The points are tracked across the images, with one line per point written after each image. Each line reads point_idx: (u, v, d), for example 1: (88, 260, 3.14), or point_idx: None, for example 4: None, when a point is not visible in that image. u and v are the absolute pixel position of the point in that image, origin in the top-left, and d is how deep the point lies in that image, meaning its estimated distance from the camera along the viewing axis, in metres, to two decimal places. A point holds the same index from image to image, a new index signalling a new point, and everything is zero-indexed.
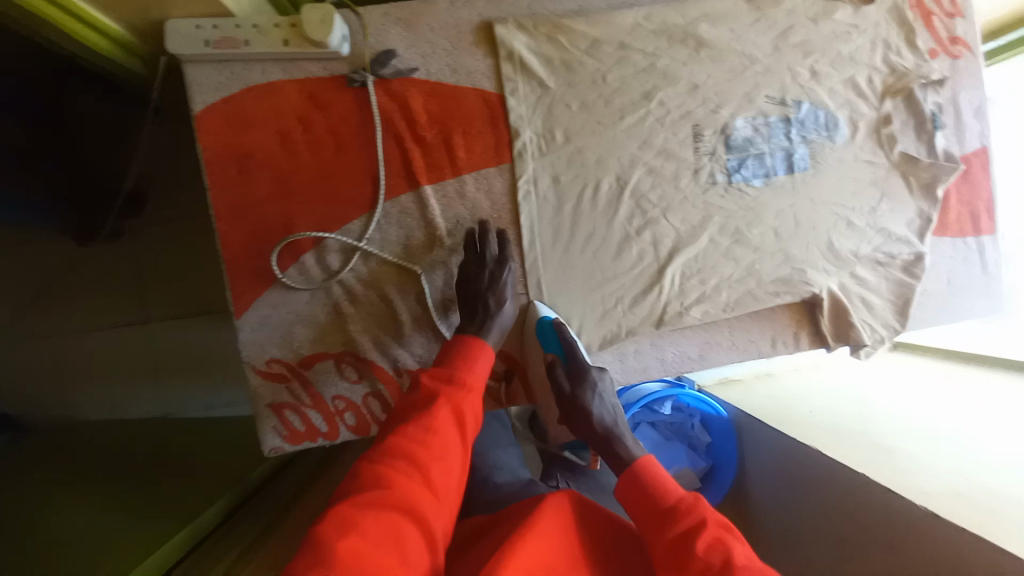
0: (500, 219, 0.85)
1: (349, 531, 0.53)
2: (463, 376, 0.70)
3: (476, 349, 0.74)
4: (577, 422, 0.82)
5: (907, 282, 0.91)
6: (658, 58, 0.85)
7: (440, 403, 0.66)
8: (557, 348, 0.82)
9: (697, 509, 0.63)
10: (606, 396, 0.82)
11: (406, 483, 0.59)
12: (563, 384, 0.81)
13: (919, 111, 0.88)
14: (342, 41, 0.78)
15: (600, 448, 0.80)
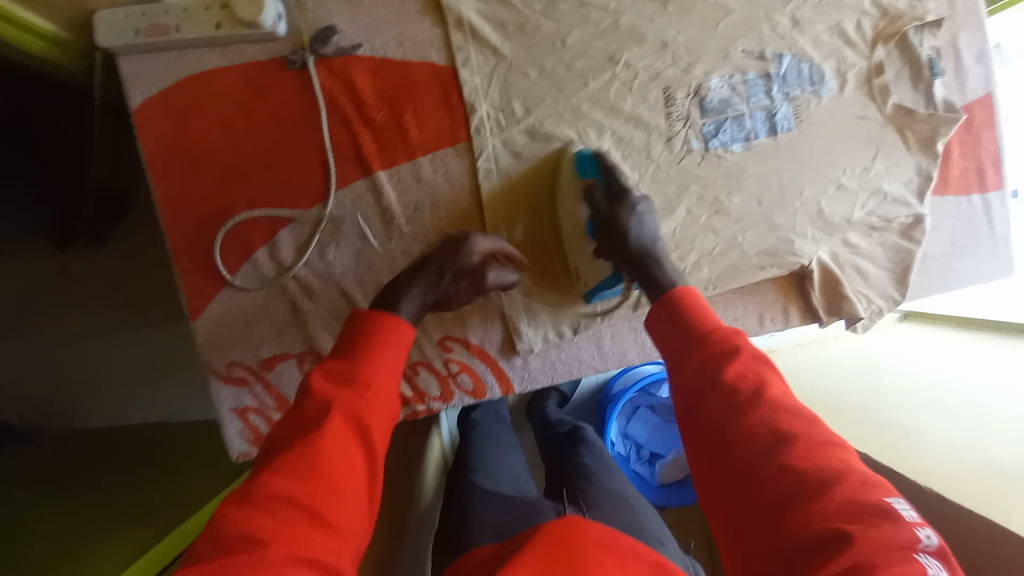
0: (461, 202, 0.80)
1: (253, 513, 0.42)
2: (381, 341, 0.56)
3: (384, 335, 0.56)
4: (609, 245, 0.72)
5: (905, 247, 0.84)
6: (622, 15, 0.77)
7: (342, 408, 0.49)
8: (595, 175, 0.75)
9: (759, 374, 0.52)
10: (647, 219, 0.72)
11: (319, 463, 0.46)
12: (598, 202, 0.73)
13: (915, 56, 0.80)
14: (277, 20, 0.72)
15: (639, 274, 0.69)
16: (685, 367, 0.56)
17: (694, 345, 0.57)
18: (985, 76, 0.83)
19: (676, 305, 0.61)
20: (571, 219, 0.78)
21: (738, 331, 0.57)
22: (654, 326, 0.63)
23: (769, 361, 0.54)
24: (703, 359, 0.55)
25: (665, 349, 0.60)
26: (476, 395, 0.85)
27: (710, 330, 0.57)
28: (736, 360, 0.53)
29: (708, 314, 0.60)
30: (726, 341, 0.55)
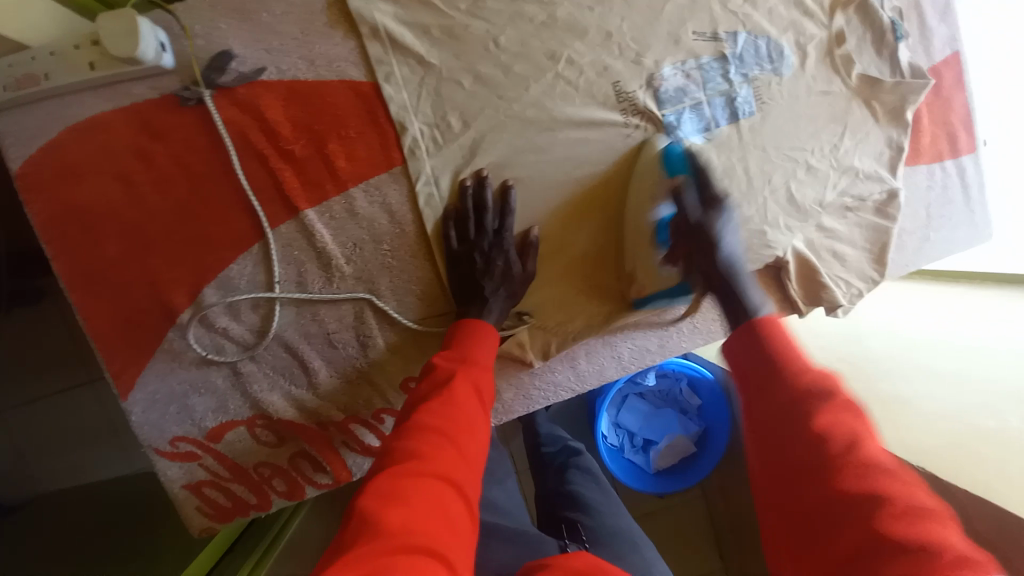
0: (404, 233, 0.72)
1: (393, 502, 0.50)
2: (470, 353, 0.68)
3: (477, 331, 0.71)
4: (700, 252, 0.73)
5: (882, 225, 0.80)
6: (558, 7, 0.70)
7: (460, 377, 0.64)
8: (684, 173, 0.70)
9: (850, 423, 0.52)
10: (730, 226, 0.73)
11: (436, 450, 0.56)
12: (690, 207, 0.71)
13: (876, 20, 0.74)
14: (160, 50, 0.62)
15: (717, 286, 0.74)
16: (771, 396, 0.59)
17: (783, 382, 0.59)
18: (949, 34, 0.78)
19: (763, 337, 0.65)
20: (637, 223, 0.73)
21: (834, 373, 0.58)
22: (739, 354, 0.67)
23: (864, 412, 0.54)
24: (787, 399, 0.57)
25: (748, 376, 0.64)
26: None
27: (800, 371, 0.59)
28: (826, 404, 0.54)
29: (796, 345, 0.62)
30: (815, 385, 0.56)
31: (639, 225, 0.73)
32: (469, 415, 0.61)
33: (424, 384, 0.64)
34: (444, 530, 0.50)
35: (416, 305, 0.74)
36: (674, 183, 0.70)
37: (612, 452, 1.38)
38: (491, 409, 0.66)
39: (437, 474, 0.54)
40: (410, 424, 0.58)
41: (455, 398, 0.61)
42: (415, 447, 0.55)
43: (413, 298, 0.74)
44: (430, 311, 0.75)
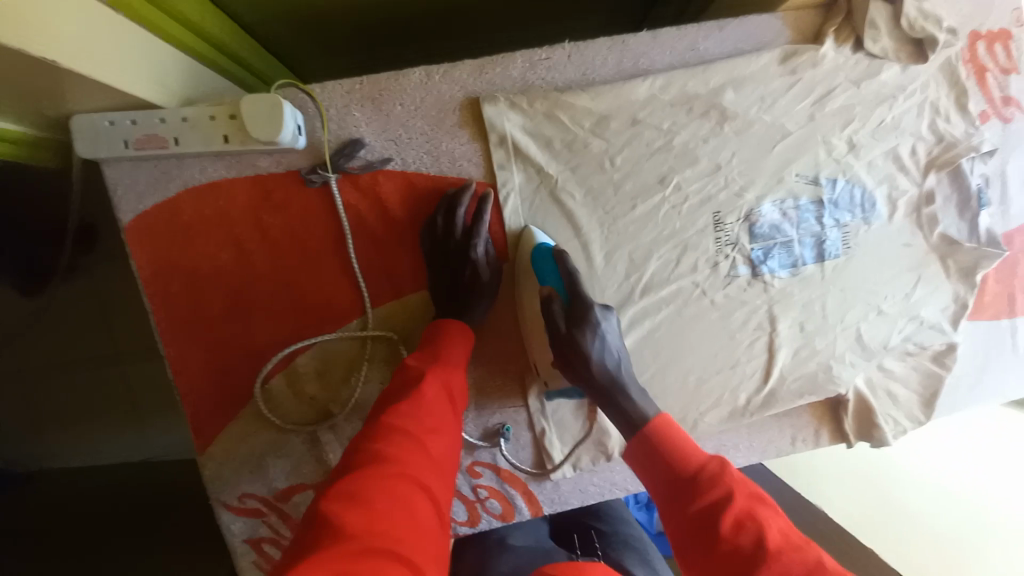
0: (495, 326, 0.74)
1: (357, 502, 0.47)
2: (445, 355, 0.65)
3: (452, 332, 0.67)
4: (572, 368, 0.68)
5: (936, 372, 0.84)
6: (675, 134, 0.72)
7: (428, 377, 0.62)
8: (553, 280, 0.67)
9: (754, 515, 0.54)
10: (609, 337, 0.67)
11: (403, 451, 0.54)
12: (559, 322, 0.66)
13: (965, 185, 0.78)
14: (296, 133, 0.62)
15: (607, 404, 0.68)
16: (684, 513, 0.57)
17: (685, 496, 0.58)
18: None
19: (658, 438, 0.63)
20: (534, 318, 0.71)
21: (727, 463, 0.60)
22: (636, 466, 0.65)
23: (766, 500, 0.56)
24: (699, 504, 0.57)
25: (654, 485, 0.62)
26: (505, 518, 0.81)
27: (701, 470, 0.59)
28: (732, 506, 0.55)
29: (688, 441, 0.63)
30: (716, 482, 0.57)
31: (533, 312, 0.70)
32: (440, 414, 0.60)
33: (393, 384, 0.63)
34: (426, 466, 0.55)
35: (495, 394, 0.76)
36: (544, 289, 0.67)
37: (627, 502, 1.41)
38: (459, 415, 0.63)
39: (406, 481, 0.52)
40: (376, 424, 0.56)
41: (424, 401, 0.59)
42: (379, 450, 0.53)
43: (494, 388, 0.76)
44: (507, 402, 0.76)
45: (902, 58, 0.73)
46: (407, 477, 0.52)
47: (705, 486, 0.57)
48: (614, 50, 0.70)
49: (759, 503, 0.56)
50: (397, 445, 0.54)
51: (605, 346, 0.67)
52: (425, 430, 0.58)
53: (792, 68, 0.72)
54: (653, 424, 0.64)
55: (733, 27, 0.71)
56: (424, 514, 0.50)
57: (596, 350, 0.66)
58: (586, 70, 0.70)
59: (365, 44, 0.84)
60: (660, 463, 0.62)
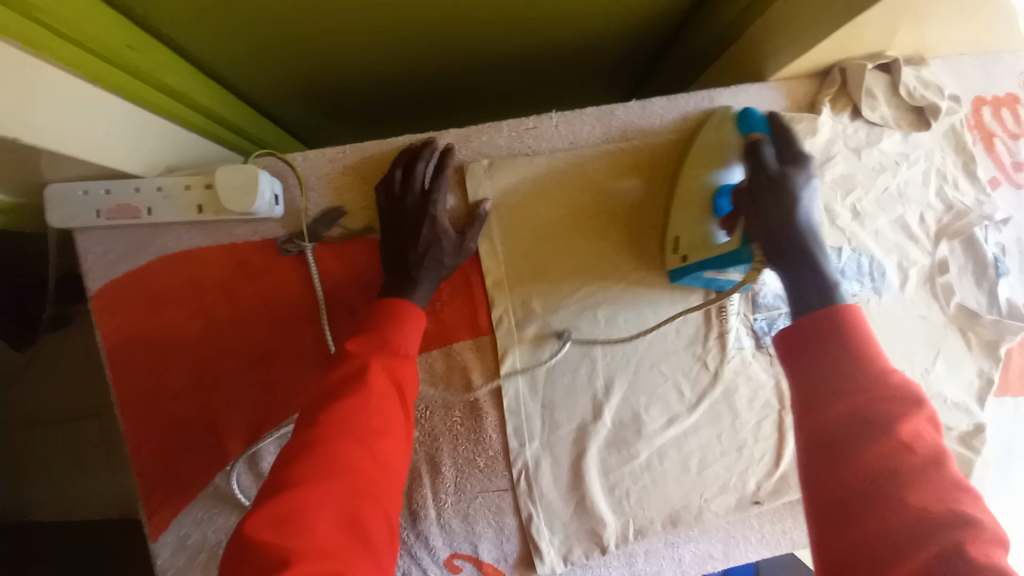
0: (478, 401, 0.69)
1: (295, 528, 0.44)
2: (397, 342, 0.57)
3: (402, 314, 0.58)
4: (767, 218, 0.54)
5: (966, 456, 0.76)
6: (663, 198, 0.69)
7: (373, 371, 0.54)
8: (763, 131, 0.60)
9: (934, 440, 0.44)
10: (817, 192, 0.58)
11: (349, 464, 0.49)
12: (769, 160, 0.57)
13: (979, 254, 0.74)
14: (273, 202, 0.60)
15: (781, 263, 0.54)
16: (847, 402, 0.45)
17: (859, 389, 0.45)
18: None
19: (838, 321, 0.48)
20: (693, 196, 0.63)
21: (913, 380, 0.47)
22: (795, 352, 0.50)
23: (942, 430, 0.45)
24: (876, 399, 0.45)
25: (816, 383, 0.47)
26: None
27: (888, 373, 0.45)
28: (916, 417, 0.44)
29: (872, 338, 0.48)
30: (904, 391, 0.45)
31: (698, 194, 0.62)
32: (387, 408, 0.53)
33: (332, 374, 0.54)
34: (376, 477, 0.50)
35: (477, 477, 0.70)
36: (753, 135, 0.59)
37: None
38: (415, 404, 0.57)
39: (352, 499, 0.47)
40: (305, 434, 0.50)
41: (369, 402, 0.52)
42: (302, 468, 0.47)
43: (475, 468, 0.70)
44: (490, 486, 0.70)
45: (906, 126, 0.71)
46: (350, 493, 0.47)
47: (894, 389, 0.45)
48: (601, 120, 0.69)
49: (939, 432, 0.45)
50: (335, 458, 0.48)
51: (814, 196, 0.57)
52: (371, 432, 0.51)
53: None
54: (842, 312, 0.49)
55: (725, 97, 0.70)
56: (377, 530, 0.47)
57: (807, 194, 0.56)
58: (574, 139, 0.69)
59: (354, 106, 0.85)
60: (846, 358, 0.47)
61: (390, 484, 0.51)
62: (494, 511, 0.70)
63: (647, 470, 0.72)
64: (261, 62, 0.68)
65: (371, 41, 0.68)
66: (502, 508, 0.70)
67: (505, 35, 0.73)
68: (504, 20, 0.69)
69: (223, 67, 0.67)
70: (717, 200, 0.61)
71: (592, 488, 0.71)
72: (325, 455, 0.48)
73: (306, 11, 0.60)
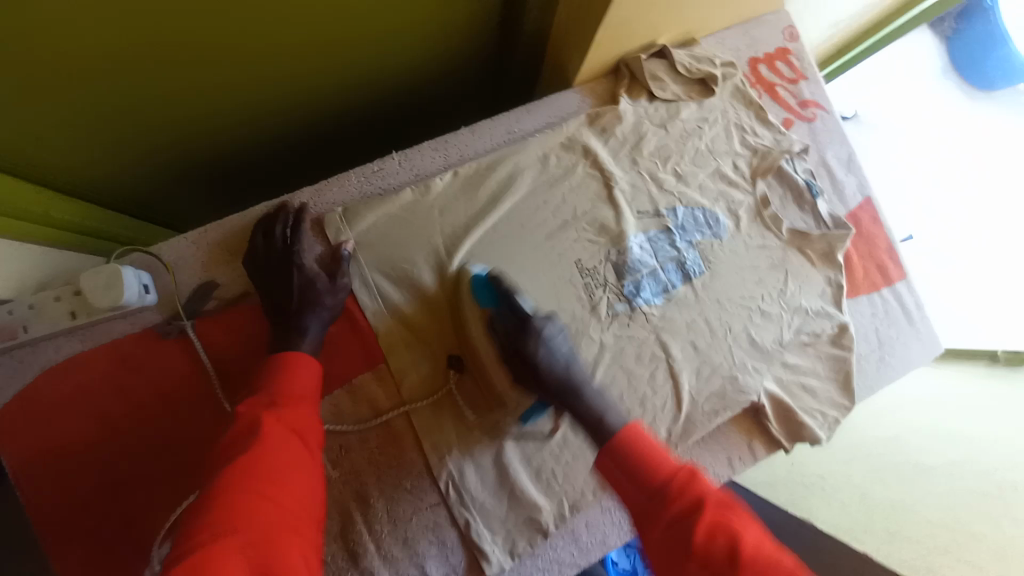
0: (390, 426, 0.73)
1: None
2: (295, 397, 0.61)
3: (295, 367, 0.63)
4: (523, 376, 0.71)
5: (841, 355, 0.85)
6: (504, 201, 0.78)
7: (275, 428, 0.56)
8: (491, 300, 0.72)
9: (727, 523, 0.53)
10: (556, 341, 0.72)
11: (264, 514, 0.49)
12: (523, 312, 0.71)
13: (793, 182, 0.85)
14: (144, 292, 0.66)
15: (567, 406, 0.70)
16: (658, 526, 0.56)
17: (656, 503, 0.57)
18: (858, 181, 0.90)
19: (623, 445, 0.63)
20: (481, 338, 0.73)
21: (699, 472, 0.59)
22: (611, 476, 0.64)
23: (734, 506, 0.55)
24: (669, 515, 0.56)
25: (635, 503, 0.60)
26: None
27: (672, 477, 0.58)
28: (702, 512, 0.54)
29: (658, 453, 0.62)
30: (688, 490, 0.57)
31: (480, 327, 0.73)
32: (294, 459, 0.56)
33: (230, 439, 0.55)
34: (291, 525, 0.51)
35: (407, 499, 0.72)
36: (486, 312, 0.73)
37: None
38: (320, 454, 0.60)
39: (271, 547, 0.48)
40: (214, 491, 0.50)
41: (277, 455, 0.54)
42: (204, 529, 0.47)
43: (403, 490, 0.72)
44: (421, 504, 0.72)
45: (695, 96, 0.84)
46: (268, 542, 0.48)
47: (677, 496, 0.57)
48: (439, 151, 0.78)
49: (732, 511, 0.55)
50: (252, 511, 0.49)
51: (555, 348, 0.71)
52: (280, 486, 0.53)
53: (601, 127, 0.81)
54: (622, 436, 0.64)
55: (539, 108, 0.82)
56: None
57: (548, 352, 0.70)
58: (419, 172, 0.77)
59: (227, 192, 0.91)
60: (630, 479, 0.61)
61: (303, 532, 0.52)
62: (432, 527, 0.72)
63: (564, 447, 0.76)
64: (122, 170, 0.74)
65: (213, 130, 0.74)
66: (439, 521, 0.72)
67: (344, 99, 0.81)
68: (332, 87, 0.77)
69: (82, 184, 0.72)
70: (497, 320, 0.72)
71: (518, 477, 0.74)
72: (240, 510, 0.48)
73: (138, 116, 0.66)
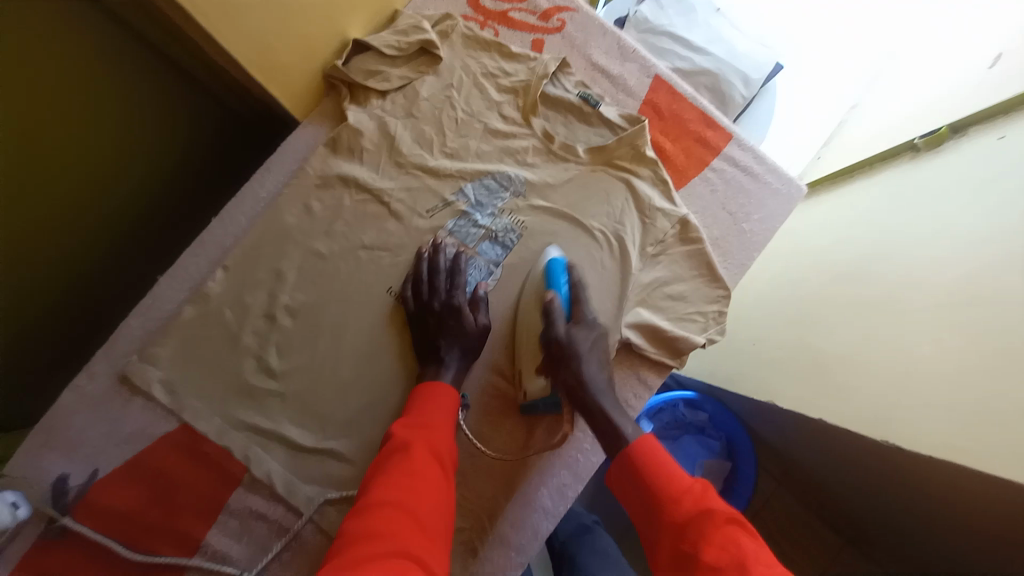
0: (284, 525, 0.72)
1: None
2: (426, 419, 0.63)
3: (435, 392, 0.66)
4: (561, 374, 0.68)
5: (695, 249, 0.80)
6: (286, 268, 0.75)
7: (415, 446, 0.59)
8: (564, 288, 0.71)
9: (737, 544, 0.46)
10: (590, 362, 0.67)
11: (395, 527, 0.50)
12: (557, 327, 0.69)
13: (567, 103, 0.80)
14: (13, 510, 0.64)
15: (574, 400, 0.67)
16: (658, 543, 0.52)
17: (665, 519, 0.52)
18: (640, 67, 0.86)
19: (631, 453, 0.58)
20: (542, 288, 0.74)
21: (708, 487, 0.53)
22: (618, 479, 0.59)
23: (746, 526, 0.49)
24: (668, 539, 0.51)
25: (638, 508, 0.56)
26: None
27: (681, 493, 0.53)
28: (707, 533, 0.48)
29: (672, 467, 0.56)
30: (689, 513, 0.51)
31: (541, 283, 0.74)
32: (431, 478, 0.56)
33: (381, 455, 0.59)
34: (422, 539, 0.51)
35: None
36: (549, 295, 0.70)
37: None
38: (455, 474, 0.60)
39: (397, 556, 0.48)
40: (361, 507, 0.53)
41: (411, 468, 0.56)
42: (372, 530, 0.50)
43: None
44: None
45: (426, 67, 0.80)
46: (400, 554, 0.48)
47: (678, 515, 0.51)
48: (202, 253, 0.76)
49: (744, 532, 0.48)
50: (384, 524, 0.50)
51: (591, 367, 0.67)
52: (415, 501, 0.53)
53: (347, 148, 0.77)
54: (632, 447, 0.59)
55: (277, 160, 0.79)
56: None
57: (583, 362, 0.67)
58: (194, 283, 0.75)
59: (53, 362, 0.91)
60: (632, 497, 0.56)
61: (435, 547, 0.51)
62: None
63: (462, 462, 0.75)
64: None
65: None
66: None
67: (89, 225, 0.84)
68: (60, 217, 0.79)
69: None
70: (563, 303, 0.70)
71: None
72: (372, 522, 0.50)
73: None
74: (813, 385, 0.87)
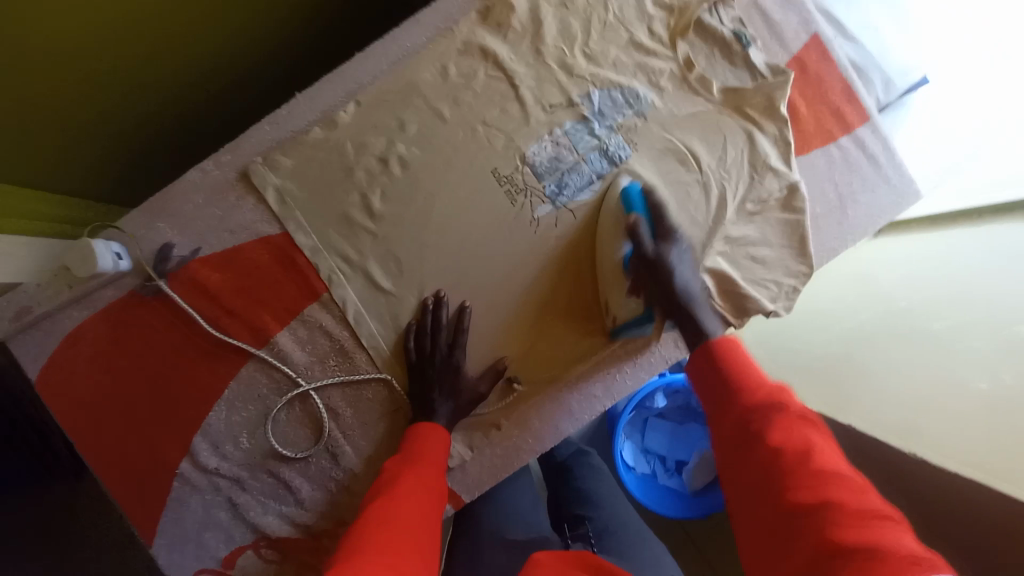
0: (344, 346, 0.79)
1: None
2: (416, 456, 0.70)
3: (422, 433, 0.73)
4: (654, 289, 0.75)
5: (793, 219, 0.79)
6: (408, 120, 0.78)
7: (401, 475, 0.66)
8: (638, 210, 0.74)
9: (805, 436, 0.56)
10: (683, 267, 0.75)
11: (382, 538, 0.56)
12: (646, 243, 0.74)
13: (718, 35, 0.79)
14: (116, 259, 0.76)
15: (676, 313, 0.75)
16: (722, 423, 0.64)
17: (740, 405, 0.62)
18: (801, 20, 0.83)
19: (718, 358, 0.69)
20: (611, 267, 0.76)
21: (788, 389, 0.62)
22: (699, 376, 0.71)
23: (818, 423, 0.58)
24: (739, 421, 0.61)
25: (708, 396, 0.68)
26: None
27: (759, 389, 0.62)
28: (778, 422, 0.58)
29: (753, 370, 0.66)
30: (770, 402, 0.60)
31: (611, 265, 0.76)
32: (414, 499, 0.63)
33: (371, 488, 0.67)
34: (407, 549, 0.56)
35: (374, 406, 0.79)
36: (630, 219, 0.74)
37: (642, 484, 1.14)
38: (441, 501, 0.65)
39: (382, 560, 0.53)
40: (351, 528, 0.59)
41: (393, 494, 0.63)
42: (359, 542, 0.56)
43: (369, 402, 0.79)
44: (385, 409, 0.80)
45: None
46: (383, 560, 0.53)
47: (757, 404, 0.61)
48: (337, 83, 0.81)
49: (811, 426, 0.57)
50: (367, 536, 0.56)
51: (684, 268, 0.75)
52: (400, 516, 0.59)
53: (495, 23, 0.80)
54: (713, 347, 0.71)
55: (427, 17, 0.83)
56: None
57: (678, 271, 0.74)
58: (325, 109, 0.81)
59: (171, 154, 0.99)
60: (714, 387, 0.67)
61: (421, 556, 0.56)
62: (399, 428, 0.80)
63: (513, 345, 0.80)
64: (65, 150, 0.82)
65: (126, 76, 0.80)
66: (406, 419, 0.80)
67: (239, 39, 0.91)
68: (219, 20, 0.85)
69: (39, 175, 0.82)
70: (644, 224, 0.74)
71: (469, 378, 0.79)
72: (358, 536, 0.56)
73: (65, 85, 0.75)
74: (855, 385, 0.86)
